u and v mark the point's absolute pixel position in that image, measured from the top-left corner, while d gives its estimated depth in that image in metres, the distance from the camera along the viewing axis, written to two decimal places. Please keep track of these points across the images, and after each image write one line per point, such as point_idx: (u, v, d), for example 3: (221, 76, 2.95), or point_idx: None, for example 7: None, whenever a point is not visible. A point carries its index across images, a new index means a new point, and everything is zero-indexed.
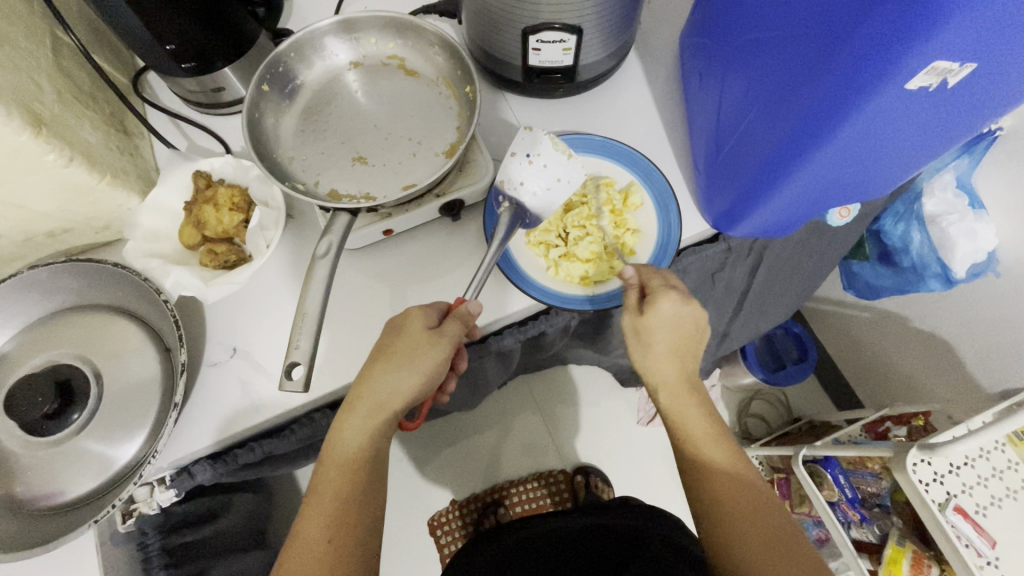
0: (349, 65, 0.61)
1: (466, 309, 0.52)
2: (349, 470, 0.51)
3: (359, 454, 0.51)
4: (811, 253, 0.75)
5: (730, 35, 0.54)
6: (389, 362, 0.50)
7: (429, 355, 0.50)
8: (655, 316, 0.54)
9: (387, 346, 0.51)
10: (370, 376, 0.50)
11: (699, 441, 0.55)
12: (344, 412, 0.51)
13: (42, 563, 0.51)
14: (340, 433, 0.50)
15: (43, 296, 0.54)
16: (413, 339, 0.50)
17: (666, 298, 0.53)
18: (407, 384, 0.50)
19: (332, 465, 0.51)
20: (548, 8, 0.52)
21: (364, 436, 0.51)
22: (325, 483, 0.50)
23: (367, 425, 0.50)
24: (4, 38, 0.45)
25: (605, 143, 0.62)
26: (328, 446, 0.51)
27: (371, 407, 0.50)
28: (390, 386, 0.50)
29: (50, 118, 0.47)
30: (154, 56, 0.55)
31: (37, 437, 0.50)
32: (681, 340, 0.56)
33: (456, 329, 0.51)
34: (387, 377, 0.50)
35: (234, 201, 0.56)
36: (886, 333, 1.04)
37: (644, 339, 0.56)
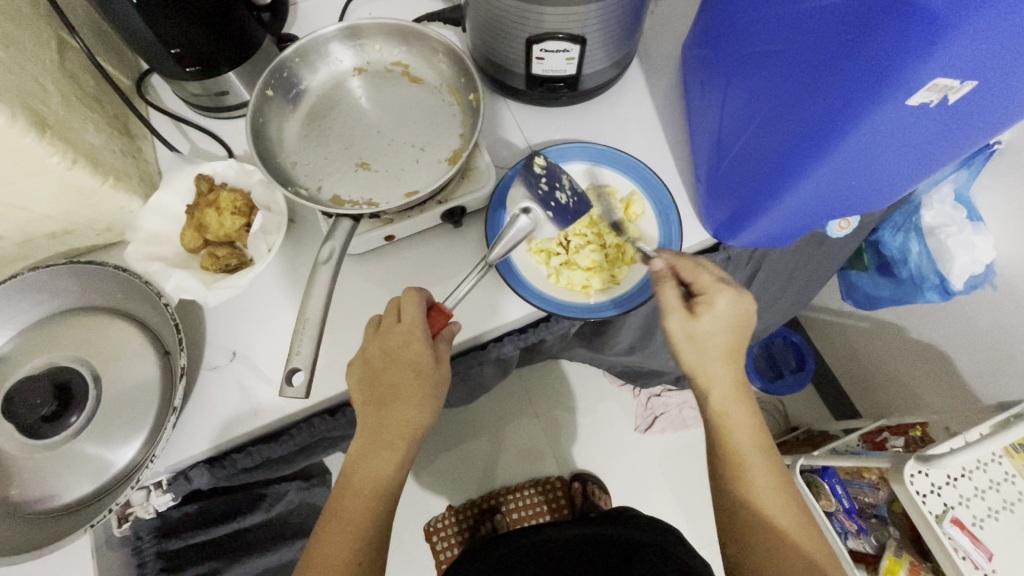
0: (354, 70, 0.61)
1: (451, 331, 0.54)
2: (374, 497, 0.51)
3: (380, 487, 0.51)
4: (810, 263, 0.75)
5: (732, 49, 0.54)
6: (415, 398, 0.50)
7: (436, 396, 0.52)
8: (710, 315, 0.54)
9: (398, 382, 0.50)
10: (390, 413, 0.50)
11: (745, 449, 0.54)
12: (376, 446, 0.51)
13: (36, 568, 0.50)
14: (372, 463, 0.51)
15: (42, 299, 0.54)
16: (421, 378, 0.50)
17: (722, 296, 0.54)
18: (424, 415, 0.51)
19: (362, 493, 0.51)
20: (553, 17, 0.52)
21: (388, 471, 0.51)
22: (343, 508, 0.51)
23: (395, 458, 0.51)
24: (10, 41, 0.45)
25: (606, 152, 0.62)
26: (356, 473, 0.51)
27: (392, 440, 0.51)
28: (409, 419, 0.51)
29: (53, 120, 0.47)
30: (158, 60, 0.55)
31: (34, 440, 0.50)
32: (738, 341, 0.55)
33: (446, 351, 0.53)
34: (410, 411, 0.50)
35: (237, 205, 0.56)
36: (884, 343, 1.04)
37: (699, 344, 0.54)
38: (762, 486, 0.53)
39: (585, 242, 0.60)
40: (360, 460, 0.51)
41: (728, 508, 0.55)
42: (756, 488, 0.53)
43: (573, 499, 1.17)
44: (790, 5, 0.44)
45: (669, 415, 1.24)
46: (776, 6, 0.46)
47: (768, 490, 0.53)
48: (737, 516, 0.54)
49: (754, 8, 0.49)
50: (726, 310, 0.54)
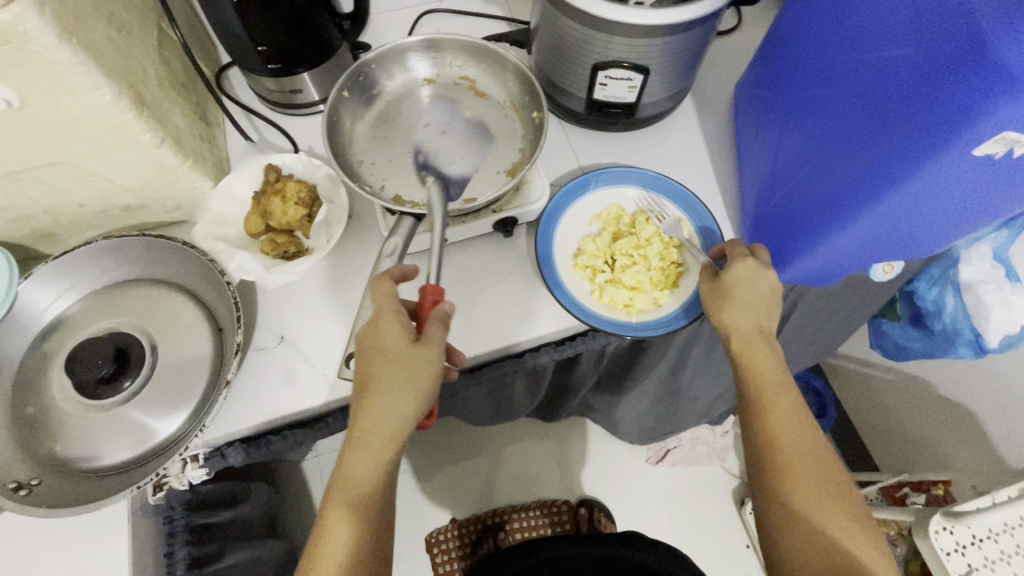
0: (425, 81, 0.64)
1: (442, 311, 0.48)
2: (364, 502, 0.47)
3: (363, 487, 0.47)
4: (845, 307, 0.75)
5: (792, 92, 0.56)
6: (387, 389, 0.46)
7: (417, 374, 0.46)
8: (732, 280, 0.53)
9: (371, 370, 0.47)
10: (365, 407, 0.46)
11: (767, 386, 0.52)
12: (350, 446, 0.47)
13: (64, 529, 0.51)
14: (352, 464, 0.47)
15: (111, 266, 0.57)
16: (399, 361, 0.46)
17: (743, 262, 0.54)
18: (405, 408, 0.46)
19: (342, 498, 0.47)
20: (619, 47, 0.55)
21: (374, 467, 0.47)
22: (334, 520, 0.47)
23: (371, 455, 0.47)
24: (124, 26, 0.49)
25: (657, 179, 0.65)
26: (338, 482, 0.47)
27: (374, 440, 0.47)
28: (391, 413, 0.46)
29: (150, 100, 0.50)
30: (246, 54, 0.59)
31: (90, 401, 0.52)
32: (762, 300, 0.53)
33: (439, 333, 0.47)
34: (386, 403, 0.46)
35: (301, 196, 0.59)
36: (908, 396, 1.03)
37: (734, 303, 0.53)
38: (785, 418, 0.51)
39: (632, 262, 0.60)
40: (341, 463, 0.48)
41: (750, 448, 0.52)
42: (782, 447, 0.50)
43: (578, 525, 1.16)
44: (858, 54, 0.46)
45: (682, 450, 1.21)
46: (840, 55, 0.48)
47: (791, 415, 0.51)
48: (760, 468, 0.51)
49: (819, 56, 0.52)
50: (741, 274, 0.53)
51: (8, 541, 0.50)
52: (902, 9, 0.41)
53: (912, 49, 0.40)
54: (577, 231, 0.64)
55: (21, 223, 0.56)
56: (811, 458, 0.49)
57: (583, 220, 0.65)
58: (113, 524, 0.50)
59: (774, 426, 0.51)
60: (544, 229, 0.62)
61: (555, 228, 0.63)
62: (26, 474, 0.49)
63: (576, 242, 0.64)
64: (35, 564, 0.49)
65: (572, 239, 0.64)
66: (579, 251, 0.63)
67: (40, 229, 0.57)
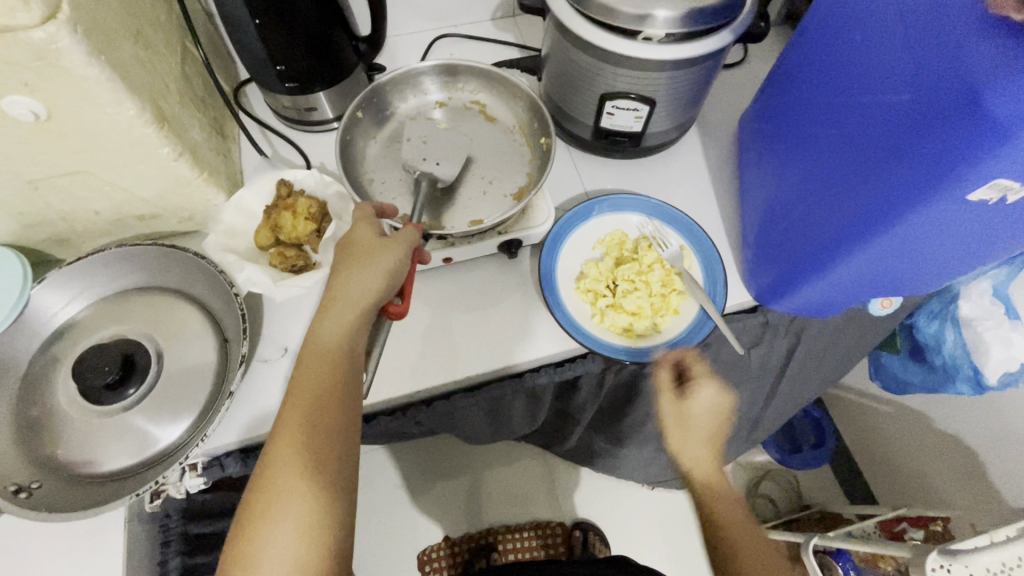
0: (438, 104, 0.67)
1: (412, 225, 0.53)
2: (329, 362, 0.46)
3: (329, 351, 0.46)
4: (845, 339, 0.75)
5: (795, 128, 0.57)
6: (353, 265, 0.49)
7: (382, 257, 0.49)
8: (691, 403, 0.65)
9: (345, 254, 0.50)
10: (339, 278, 0.48)
11: None
12: (320, 313, 0.48)
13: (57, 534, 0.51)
14: (318, 328, 0.47)
15: (123, 273, 0.58)
16: (366, 246, 0.50)
17: (704, 388, 0.64)
18: (371, 278, 0.48)
19: (310, 358, 0.46)
20: (626, 79, 0.57)
21: (342, 333, 0.47)
22: (300, 384, 0.45)
23: (339, 320, 0.47)
24: (151, 44, 0.51)
25: (660, 206, 0.66)
26: (305, 347, 0.47)
27: (344, 304, 0.48)
28: (358, 283, 0.48)
29: (171, 115, 0.52)
30: (265, 72, 0.61)
31: (94, 406, 0.52)
32: (716, 428, 0.67)
33: (411, 235, 0.52)
34: (353, 276, 0.48)
35: (311, 211, 0.60)
36: (908, 430, 1.03)
37: (683, 420, 0.67)
38: None
39: (633, 287, 0.61)
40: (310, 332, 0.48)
41: None
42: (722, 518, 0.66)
43: (571, 548, 1.15)
44: (858, 96, 0.47)
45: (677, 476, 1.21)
46: (842, 95, 0.50)
47: None
48: None
49: (821, 95, 0.53)
50: (705, 400, 0.65)
51: (4, 544, 0.50)
52: (903, 57, 0.42)
53: (912, 95, 0.41)
54: (581, 256, 0.66)
55: (38, 228, 0.57)
56: None
57: (587, 244, 0.66)
58: (109, 532, 0.50)
59: None
60: (548, 251, 0.64)
61: (559, 251, 0.64)
62: (26, 477, 0.49)
63: (578, 266, 0.65)
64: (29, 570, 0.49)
65: (575, 263, 0.65)
66: (582, 274, 0.64)
67: (55, 234, 0.59)
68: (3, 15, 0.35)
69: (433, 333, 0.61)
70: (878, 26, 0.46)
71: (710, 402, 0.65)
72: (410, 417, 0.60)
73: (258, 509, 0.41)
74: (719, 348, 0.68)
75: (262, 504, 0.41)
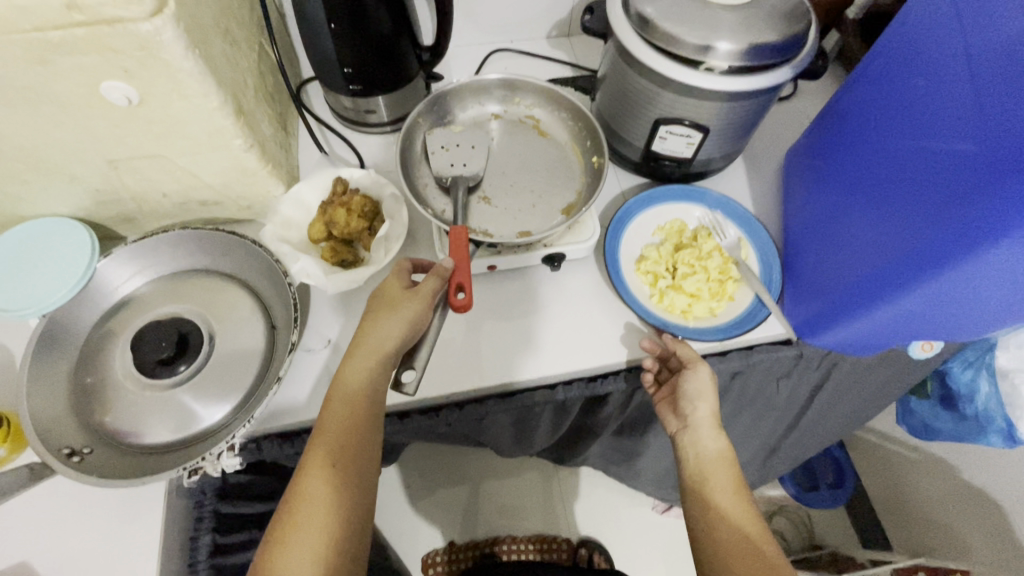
0: (494, 115, 0.69)
1: (441, 267, 0.52)
2: (356, 406, 0.49)
3: (350, 397, 0.49)
4: (876, 377, 0.74)
5: (847, 166, 0.58)
6: (378, 316, 0.51)
7: (401, 306, 0.51)
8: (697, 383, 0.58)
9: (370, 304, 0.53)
10: (365, 324, 0.51)
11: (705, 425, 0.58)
12: (348, 356, 0.51)
13: (98, 499, 0.52)
14: (344, 372, 0.50)
15: (183, 255, 0.61)
16: (392, 296, 0.52)
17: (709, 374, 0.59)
18: (394, 328, 0.50)
19: (338, 401, 0.49)
20: (683, 106, 0.58)
21: (361, 378, 0.49)
22: (330, 419, 0.48)
23: (365, 364, 0.50)
24: (236, 41, 0.54)
25: (722, 200, 0.69)
26: (334, 386, 0.50)
27: (371, 350, 0.50)
28: (382, 332, 0.50)
29: (247, 109, 0.54)
30: (333, 74, 0.64)
31: (148, 379, 0.54)
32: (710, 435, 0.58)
33: (433, 283, 0.51)
34: (378, 325, 0.50)
35: (364, 209, 0.62)
36: (933, 478, 1.01)
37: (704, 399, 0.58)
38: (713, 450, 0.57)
39: (692, 271, 0.64)
40: (338, 375, 0.50)
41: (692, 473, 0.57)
42: (715, 496, 0.54)
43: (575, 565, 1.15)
44: (919, 139, 0.48)
45: None
46: (902, 139, 0.50)
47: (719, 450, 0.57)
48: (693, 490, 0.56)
49: (878, 137, 0.54)
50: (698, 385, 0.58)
51: (51, 504, 0.52)
52: (969, 105, 0.43)
53: (979, 143, 0.41)
54: (641, 240, 0.68)
55: (109, 206, 0.60)
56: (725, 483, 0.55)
57: (647, 229, 0.69)
58: (149, 502, 0.52)
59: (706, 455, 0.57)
60: (612, 237, 0.66)
61: (621, 235, 0.67)
62: (80, 442, 0.51)
63: (638, 250, 0.68)
64: (71, 530, 0.51)
65: (636, 246, 0.68)
66: (642, 257, 0.67)
67: (123, 213, 0.62)
68: (119, 6, 0.38)
69: (471, 336, 0.62)
70: (943, 73, 0.46)
71: (702, 390, 0.58)
72: (442, 417, 0.61)
73: (281, 548, 0.44)
74: (750, 375, 0.68)
75: (284, 536, 0.44)
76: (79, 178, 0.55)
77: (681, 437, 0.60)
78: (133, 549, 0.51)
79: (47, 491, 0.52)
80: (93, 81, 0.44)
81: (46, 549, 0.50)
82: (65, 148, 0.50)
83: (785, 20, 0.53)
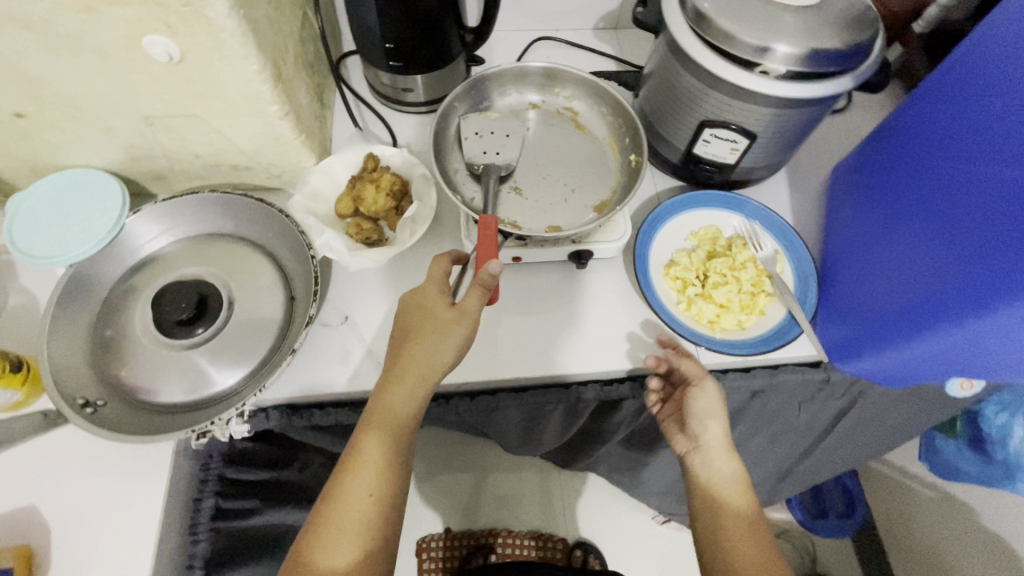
0: (531, 105, 0.68)
1: (488, 274, 0.47)
2: (393, 436, 0.48)
3: (394, 424, 0.48)
4: (903, 411, 0.71)
5: (901, 185, 0.55)
6: (421, 340, 0.48)
7: (454, 334, 0.48)
8: (701, 399, 0.56)
9: (415, 324, 0.49)
10: (408, 350, 0.48)
11: (714, 445, 0.56)
12: (388, 381, 0.49)
13: (107, 451, 0.53)
14: (383, 400, 0.48)
15: (210, 217, 0.60)
16: (438, 316, 0.49)
17: (713, 386, 0.56)
18: (441, 359, 0.48)
19: (375, 429, 0.48)
20: (732, 109, 0.56)
21: (408, 408, 0.48)
22: (367, 448, 0.47)
23: (407, 393, 0.48)
24: (281, 6, 0.53)
25: (760, 209, 0.67)
26: (371, 410, 0.48)
27: (414, 380, 0.48)
28: (426, 359, 0.48)
29: (286, 76, 0.54)
30: (373, 48, 0.63)
31: (166, 338, 0.54)
32: (720, 452, 0.56)
33: (475, 300, 0.48)
34: (423, 352, 0.48)
35: (393, 188, 0.61)
36: (947, 519, 0.97)
37: (709, 415, 0.56)
38: (723, 470, 0.55)
39: (724, 280, 0.62)
40: (376, 400, 0.49)
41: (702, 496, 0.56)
42: (726, 517, 0.53)
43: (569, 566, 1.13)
44: (987, 164, 0.44)
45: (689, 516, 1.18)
46: (962, 165, 0.47)
47: (730, 469, 0.56)
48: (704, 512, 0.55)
49: (939, 157, 0.50)
50: (703, 401, 0.56)
51: (61, 451, 0.52)
52: None
53: None
54: (673, 244, 0.66)
55: (142, 161, 0.60)
56: (736, 503, 0.54)
57: (680, 234, 0.67)
58: (155, 459, 0.52)
59: (715, 475, 0.56)
60: (643, 239, 0.64)
61: (652, 237, 0.65)
62: (94, 394, 0.52)
63: (668, 254, 0.66)
64: (79, 479, 0.52)
65: (666, 250, 0.66)
66: (672, 262, 0.65)
67: (155, 170, 0.62)
68: None
69: (489, 327, 0.61)
70: (1015, 93, 0.43)
71: (710, 408, 0.56)
72: (452, 406, 0.60)
73: (314, 561, 0.45)
74: (772, 395, 0.65)
75: (313, 558, 0.45)
76: (116, 131, 0.55)
77: (692, 456, 0.58)
78: (136, 504, 0.51)
79: (59, 438, 0.53)
80: (137, 34, 0.43)
81: (53, 495, 0.51)
82: (105, 99, 0.50)
83: (850, 27, 0.50)
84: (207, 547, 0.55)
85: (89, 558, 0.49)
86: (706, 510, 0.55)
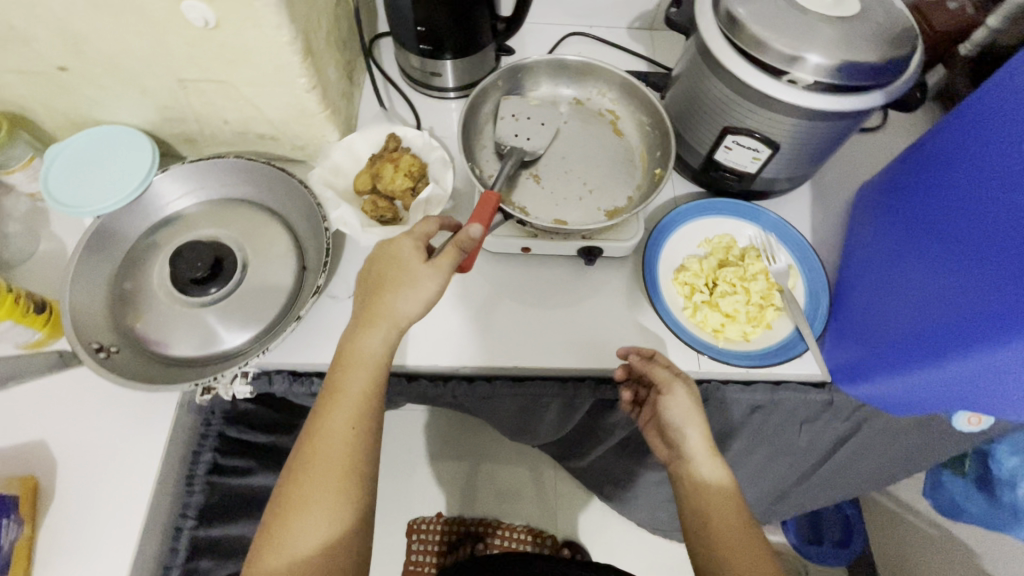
0: (573, 99, 0.68)
1: (466, 236, 0.49)
2: (369, 382, 0.48)
3: (364, 376, 0.48)
4: (909, 442, 0.70)
5: (922, 208, 0.54)
6: (393, 286, 0.49)
7: (423, 281, 0.48)
8: (673, 406, 0.55)
9: (387, 278, 0.49)
10: (382, 296, 0.49)
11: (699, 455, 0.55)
12: (361, 326, 0.49)
13: (115, 397, 0.55)
14: (357, 344, 0.48)
15: (233, 183, 0.62)
16: (407, 263, 0.50)
17: (681, 391, 0.55)
18: (413, 304, 0.48)
19: (351, 373, 0.48)
20: (757, 117, 0.55)
21: (380, 350, 0.49)
22: (343, 394, 0.47)
23: (380, 336, 0.49)
24: None
25: (780, 222, 0.66)
26: (344, 354, 0.49)
27: (378, 317, 0.49)
28: (395, 304, 0.48)
29: (315, 50, 0.55)
30: (405, 29, 0.63)
31: (180, 294, 0.56)
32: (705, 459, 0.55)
33: (451, 256, 0.49)
34: (394, 297, 0.49)
35: (412, 169, 0.62)
36: (948, 560, 0.94)
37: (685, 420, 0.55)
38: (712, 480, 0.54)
39: (733, 290, 0.61)
40: (348, 341, 0.49)
41: (694, 507, 0.55)
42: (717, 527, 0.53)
43: None
44: (1010, 187, 0.43)
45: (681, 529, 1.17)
46: (989, 186, 0.46)
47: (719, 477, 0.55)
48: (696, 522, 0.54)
49: (962, 180, 0.49)
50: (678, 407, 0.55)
51: (73, 391, 0.55)
52: None
53: None
54: (686, 249, 0.66)
55: (174, 123, 0.62)
56: (726, 511, 0.53)
57: (694, 240, 0.66)
58: (159, 409, 0.55)
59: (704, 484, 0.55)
60: (655, 242, 0.64)
61: (666, 238, 0.65)
62: (108, 340, 0.54)
63: (680, 259, 0.65)
64: (86, 420, 0.54)
65: (678, 254, 0.65)
66: (683, 266, 0.64)
67: (186, 133, 0.64)
68: None
69: (492, 315, 0.62)
70: None
71: (685, 414, 0.55)
72: (449, 388, 0.60)
73: (293, 515, 0.44)
74: (773, 412, 0.64)
75: (290, 511, 0.44)
76: (150, 91, 0.57)
77: (681, 464, 0.57)
78: (138, 449, 0.53)
79: (73, 380, 0.55)
80: None
81: (62, 432, 0.53)
82: (142, 59, 0.52)
83: (887, 42, 0.49)
84: (201, 499, 0.57)
85: (89, 495, 0.52)
86: (697, 519, 0.54)
